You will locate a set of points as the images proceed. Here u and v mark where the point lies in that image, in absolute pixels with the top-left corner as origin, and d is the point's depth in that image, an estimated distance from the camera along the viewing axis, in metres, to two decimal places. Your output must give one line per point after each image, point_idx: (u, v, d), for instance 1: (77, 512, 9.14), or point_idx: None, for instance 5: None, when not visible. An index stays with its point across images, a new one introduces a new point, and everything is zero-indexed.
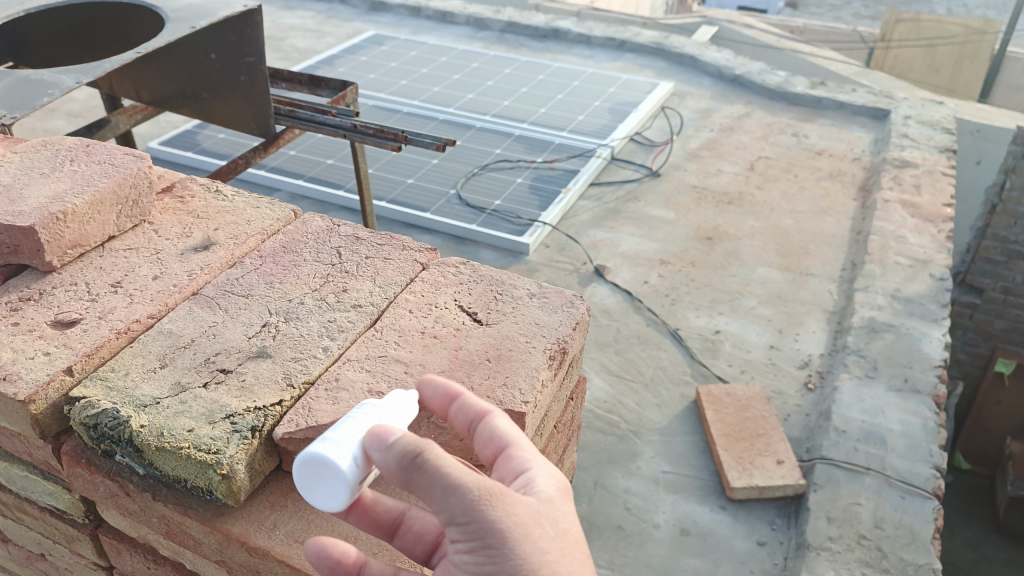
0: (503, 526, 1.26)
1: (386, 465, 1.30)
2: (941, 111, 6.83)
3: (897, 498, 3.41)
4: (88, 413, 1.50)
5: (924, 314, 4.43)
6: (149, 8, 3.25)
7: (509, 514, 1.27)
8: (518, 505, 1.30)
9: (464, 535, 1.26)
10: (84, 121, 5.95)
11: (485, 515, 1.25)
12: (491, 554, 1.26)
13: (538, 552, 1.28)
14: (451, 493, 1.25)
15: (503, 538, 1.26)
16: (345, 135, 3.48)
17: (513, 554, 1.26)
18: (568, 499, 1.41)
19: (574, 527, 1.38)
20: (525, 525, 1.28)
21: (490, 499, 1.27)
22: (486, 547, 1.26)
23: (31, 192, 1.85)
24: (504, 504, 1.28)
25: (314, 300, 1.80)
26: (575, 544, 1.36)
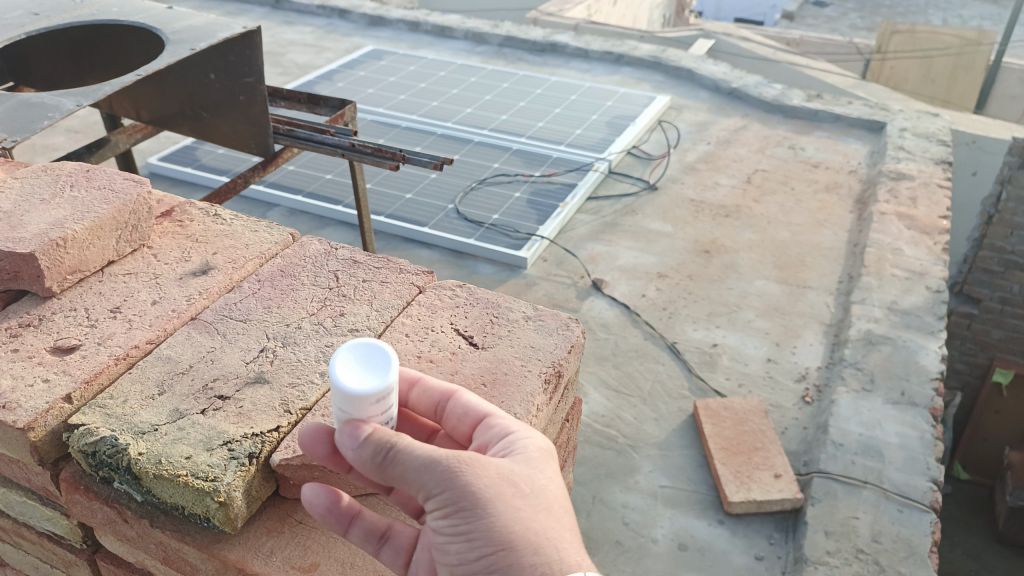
0: (477, 489, 1.35)
1: (360, 454, 1.36)
2: (937, 123, 6.86)
3: (895, 511, 3.42)
4: (87, 441, 1.52)
5: (920, 326, 4.45)
6: (149, 30, 3.30)
7: (481, 478, 1.36)
8: (490, 471, 1.38)
9: (440, 503, 1.35)
10: (84, 138, 5.98)
11: (458, 482, 1.34)
12: (465, 515, 1.35)
13: (510, 510, 1.37)
14: (424, 468, 1.33)
15: (476, 500, 1.34)
16: (342, 153, 3.51)
17: (485, 514, 1.35)
18: (547, 459, 1.50)
19: (552, 483, 1.46)
20: (497, 488, 1.37)
21: (462, 466, 1.35)
22: (460, 509, 1.35)
23: (32, 218, 1.88)
24: (476, 470, 1.36)
25: (311, 324, 1.82)
26: (549, 497, 1.44)
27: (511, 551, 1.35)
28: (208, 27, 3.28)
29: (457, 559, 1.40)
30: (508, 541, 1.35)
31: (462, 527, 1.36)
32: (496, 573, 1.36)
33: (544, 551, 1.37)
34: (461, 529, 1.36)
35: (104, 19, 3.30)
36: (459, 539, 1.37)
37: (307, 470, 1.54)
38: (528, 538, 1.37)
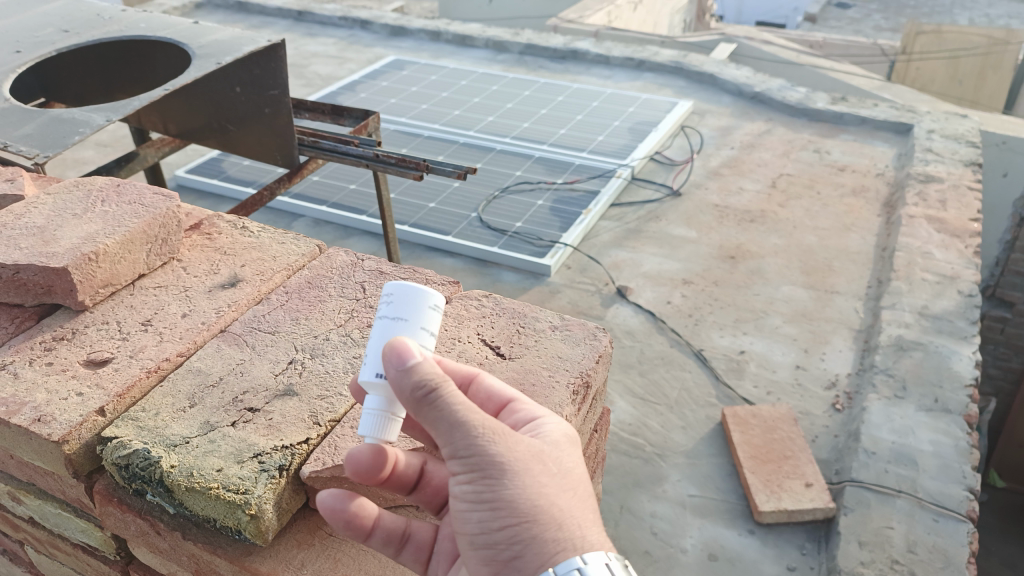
0: (504, 460, 1.33)
1: (400, 388, 1.33)
2: (966, 124, 6.75)
3: (930, 520, 3.35)
4: (120, 453, 1.53)
5: (953, 331, 4.36)
6: (176, 44, 3.34)
7: (510, 448, 1.34)
8: (519, 443, 1.36)
9: (466, 468, 1.34)
10: (113, 152, 6.08)
11: (485, 449, 1.33)
12: (490, 484, 1.33)
13: (535, 484, 1.35)
14: (456, 428, 1.32)
15: (502, 468, 1.33)
16: (366, 164, 3.53)
17: (510, 485, 1.33)
18: (574, 444, 1.48)
19: (578, 465, 1.44)
20: (525, 461, 1.35)
21: (492, 435, 1.33)
22: (486, 477, 1.33)
23: (64, 233, 1.90)
24: (507, 440, 1.35)
25: (339, 336, 1.83)
26: (576, 478, 1.42)
27: (532, 525, 1.33)
28: (233, 41, 3.31)
29: (477, 529, 1.36)
30: (530, 514, 1.33)
31: (485, 495, 1.34)
32: (516, 544, 1.33)
33: (566, 529, 1.34)
34: (484, 496, 1.34)
35: (133, 35, 3.35)
36: (481, 507, 1.35)
37: (337, 482, 1.53)
38: (551, 514, 1.34)
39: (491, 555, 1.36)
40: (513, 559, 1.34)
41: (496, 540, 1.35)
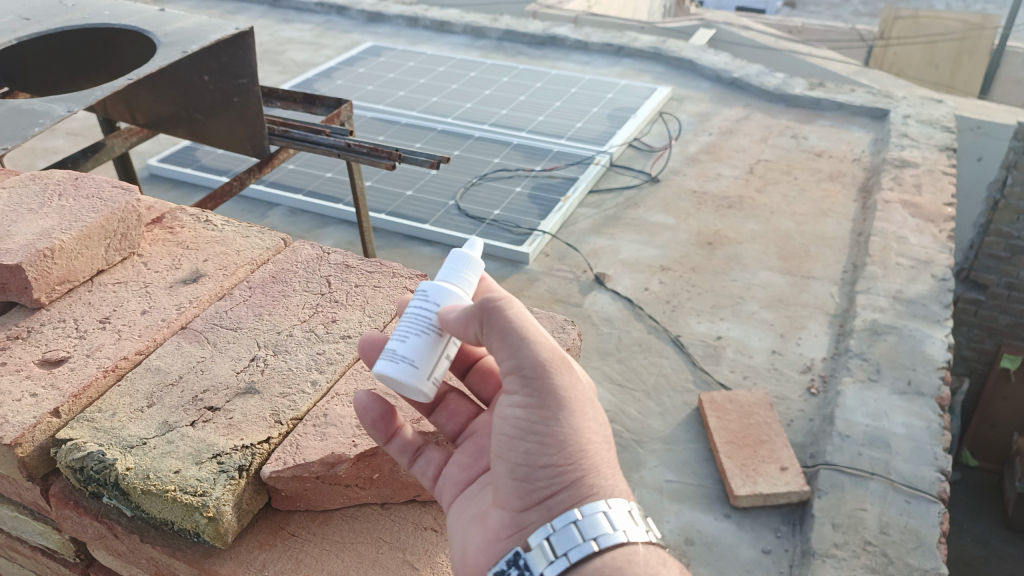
0: (565, 394, 1.36)
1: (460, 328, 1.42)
2: (941, 109, 6.78)
3: (902, 502, 3.38)
4: (75, 456, 1.50)
5: (926, 315, 4.40)
6: (139, 31, 3.25)
7: (572, 383, 1.37)
8: (578, 385, 1.39)
9: (528, 386, 1.36)
10: (84, 141, 5.97)
11: (551, 377, 1.35)
12: (545, 415, 1.35)
13: (584, 426, 1.37)
14: (531, 345, 1.35)
15: (562, 404, 1.35)
16: (338, 153, 3.48)
17: (563, 421, 1.36)
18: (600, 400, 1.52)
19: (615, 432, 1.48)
20: (582, 402, 1.38)
21: (558, 366, 1.36)
22: (545, 407, 1.35)
23: (19, 229, 1.85)
24: (571, 377, 1.38)
25: (303, 332, 1.80)
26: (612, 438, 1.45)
27: (575, 467, 1.36)
28: (200, 28, 3.25)
29: (520, 460, 1.37)
30: (577, 456, 1.36)
31: (538, 423, 1.36)
32: (555, 480, 1.36)
33: (602, 479, 1.36)
34: (536, 421, 1.36)
35: (98, 23, 3.28)
36: (529, 437, 1.36)
37: (299, 482, 1.52)
38: (594, 463, 1.37)
39: (525, 489, 1.37)
40: (548, 497, 1.36)
41: (536, 473, 1.36)
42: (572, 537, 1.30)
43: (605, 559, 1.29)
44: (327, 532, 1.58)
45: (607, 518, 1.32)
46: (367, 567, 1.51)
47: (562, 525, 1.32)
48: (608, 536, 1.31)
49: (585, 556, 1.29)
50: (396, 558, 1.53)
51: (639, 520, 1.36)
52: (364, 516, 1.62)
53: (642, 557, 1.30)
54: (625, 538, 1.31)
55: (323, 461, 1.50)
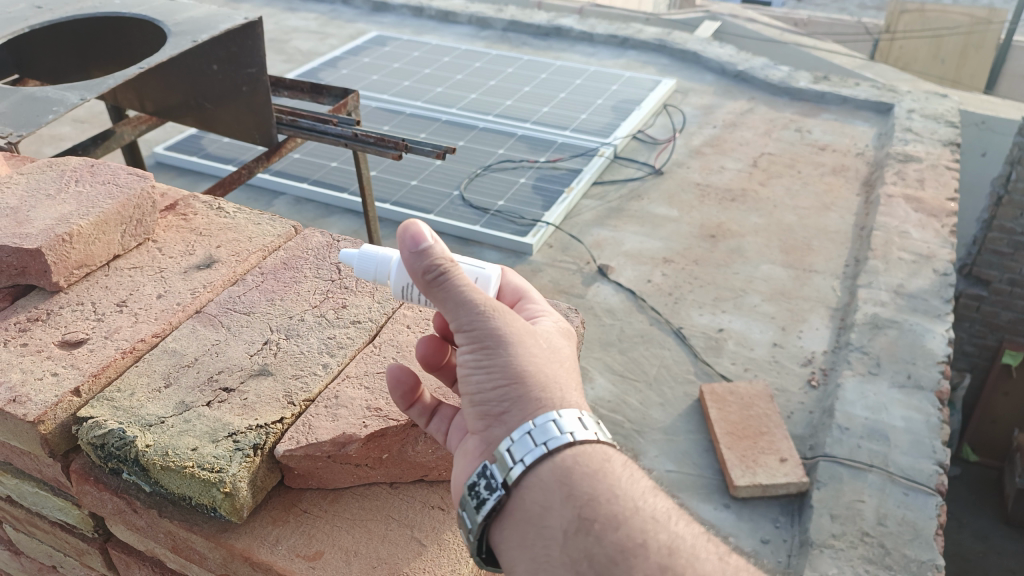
0: (503, 331, 1.36)
1: (412, 268, 1.35)
2: (946, 105, 6.80)
3: (900, 494, 3.43)
4: (96, 434, 1.55)
5: (927, 310, 4.44)
6: (150, 21, 3.29)
7: (509, 321, 1.37)
8: (516, 319, 1.39)
9: (466, 339, 1.36)
10: (90, 128, 6.01)
11: (484, 323, 1.35)
12: (489, 352, 1.35)
13: (527, 353, 1.36)
14: (461, 302, 1.35)
15: (501, 339, 1.35)
16: (346, 143, 3.51)
17: (506, 353, 1.35)
18: (569, 340, 1.51)
19: (571, 357, 1.47)
20: (522, 334, 1.37)
21: (492, 311, 1.36)
22: (485, 347, 1.35)
23: (38, 214, 1.90)
24: (507, 317, 1.38)
25: (314, 317, 1.85)
26: (564, 359, 1.44)
27: (523, 389, 1.34)
28: (210, 19, 3.28)
29: (477, 393, 1.37)
30: (520, 378, 1.34)
31: (482, 362, 1.35)
32: (509, 406, 1.34)
33: (551, 388, 1.35)
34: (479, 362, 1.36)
35: (108, 11, 3.31)
36: (479, 374, 1.36)
37: (311, 460, 1.57)
38: (544, 380, 1.36)
39: (484, 413, 1.37)
40: (503, 415, 1.35)
41: (489, 400, 1.37)
42: (526, 442, 1.31)
43: (556, 462, 1.30)
44: (337, 509, 1.63)
45: (557, 423, 1.31)
46: (376, 543, 1.56)
47: (517, 434, 1.32)
48: (557, 438, 1.31)
49: (539, 459, 1.30)
50: (404, 534, 1.58)
51: (589, 420, 1.36)
52: (374, 494, 1.67)
53: (591, 457, 1.31)
54: (573, 439, 1.31)
55: (334, 441, 1.55)
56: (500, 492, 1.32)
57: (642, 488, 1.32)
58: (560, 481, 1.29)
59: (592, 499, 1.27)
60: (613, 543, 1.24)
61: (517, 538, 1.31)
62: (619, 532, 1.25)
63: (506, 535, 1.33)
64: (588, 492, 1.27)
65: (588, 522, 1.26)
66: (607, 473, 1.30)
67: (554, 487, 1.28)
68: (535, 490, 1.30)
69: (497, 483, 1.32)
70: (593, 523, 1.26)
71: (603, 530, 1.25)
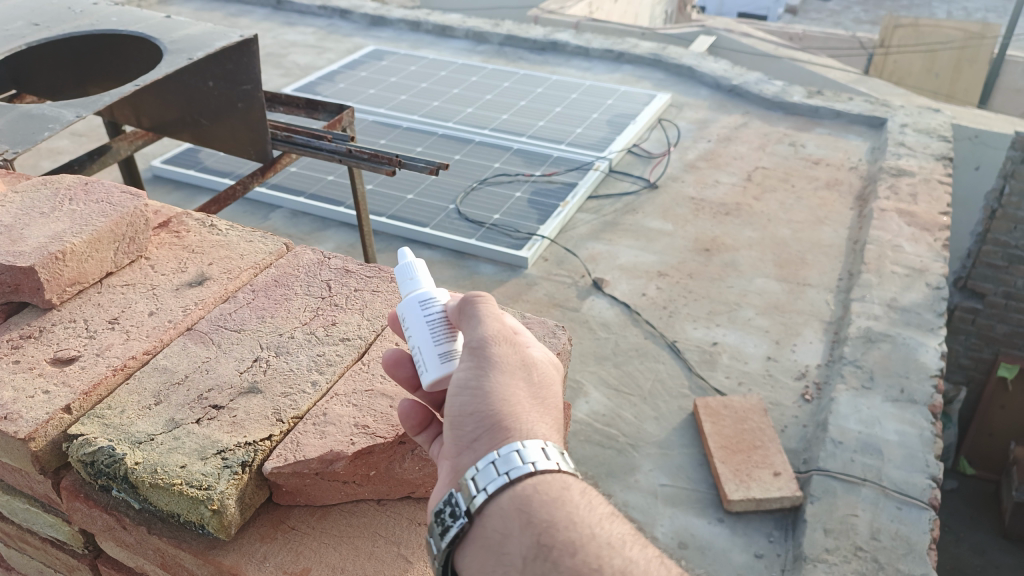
0: (500, 357, 1.43)
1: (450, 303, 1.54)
2: (938, 119, 6.85)
3: (893, 509, 3.44)
4: (86, 451, 1.57)
5: (920, 324, 4.46)
6: (147, 38, 3.32)
7: (507, 352, 1.44)
8: (513, 351, 1.45)
9: (469, 357, 1.44)
10: (88, 142, 6.04)
11: (483, 348, 1.43)
12: (478, 374, 1.41)
13: (513, 384, 1.41)
14: (481, 323, 1.46)
15: (493, 364, 1.42)
16: (340, 159, 3.52)
17: (494, 377, 1.41)
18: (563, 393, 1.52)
19: (558, 396, 1.48)
20: (514, 367, 1.43)
21: (499, 339, 1.45)
22: (479, 367, 1.42)
23: (32, 232, 1.92)
24: (510, 349, 1.45)
25: (304, 334, 1.87)
26: (548, 403, 1.45)
27: (495, 416, 1.37)
28: (206, 36, 3.31)
29: (457, 413, 1.42)
30: (498, 404, 1.38)
31: (467, 385, 1.42)
32: (479, 431, 1.37)
33: (521, 422, 1.37)
34: (469, 382, 1.42)
35: (106, 29, 3.34)
36: (463, 395, 1.42)
37: (299, 478, 1.59)
38: (518, 410, 1.38)
39: (458, 436, 1.40)
40: (472, 443, 1.37)
41: (464, 424, 1.40)
42: (488, 471, 1.32)
43: (515, 491, 1.30)
44: (325, 526, 1.64)
45: (518, 454, 1.32)
46: (362, 560, 1.57)
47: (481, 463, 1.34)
48: (518, 468, 1.31)
49: (500, 488, 1.31)
50: (390, 552, 1.60)
51: (557, 451, 1.35)
52: (362, 511, 1.69)
53: (551, 488, 1.30)
54: (534, 469, 1.31)
55: (321, 458, 1.56)
56: (462, 519, 1.33)
57: (600, 514, 1.30)
58: (519, 508, 1.28)
59: (551, 526, 1.25)
60: (569, 567, 1.21)
61: (480, 564, 1.30)
62: (575, 557, 1.22)
63: (469, 561, 1.33)
64: (546, 519, 1.26)
65: (546, 548, 1.24)
66: (565, 501, 1.28)
67: (514, 514, 1.28)
68: (497, 517, 1.30)
69: (460, 511, 1.33)
70: (552, 548, 1.23)
71: (560, 556, 1.23)
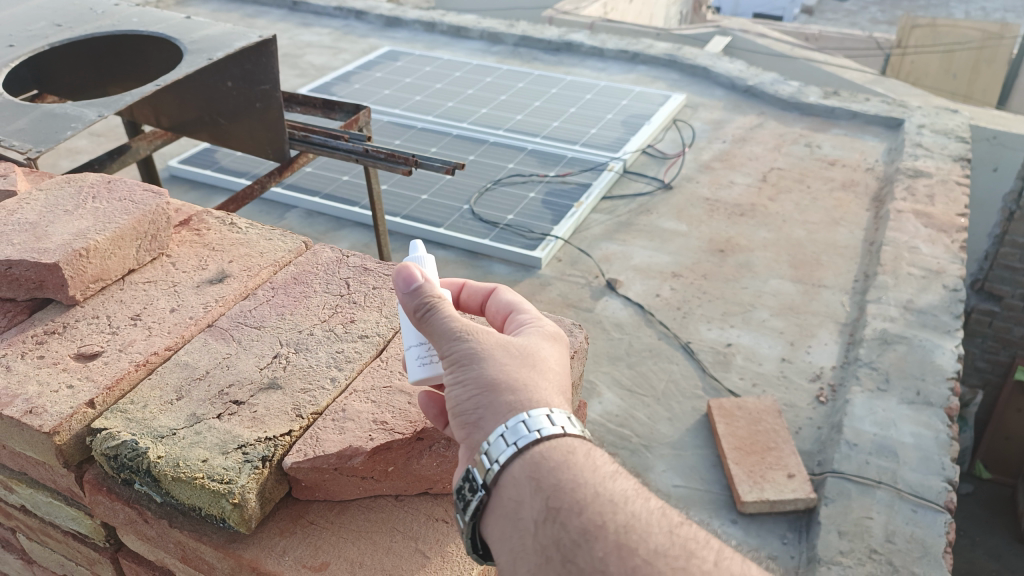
0: (476, 344, 1.43)
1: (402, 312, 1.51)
2: (956, 120, 6.80)
3: (909, 511, 3.43)
4: (110, 445, 1.59)
5: (937, 325, 4.43)
6: (167, 39, 3.36)
7: (483, 336, 1.45)
8: (489, 334, 1.46)
9: (446, 357, 1.45)
10: (107, 142, 6.11)
11: (456, 344, 1.44)
12: (464, 365, 1.42)
13: (501, 362, 1.42)
14: (442, 325, 1.45)
15: (472, 351, 1.43)
16: (356, 159, 3.55)
17: (479, 363, 1.42)
18: (556, 346, 1.53)
19: (554, 360, 1.49)
20: (496, 347, 1.44)
21: (469, 329, 1.45)
22: (461, 361, 1.43)
23: (56, 229, 1.95)
24: (482, 333, 1.45)
25: (323, 331, 1.88)
26: (543, 362, 1.46)
27: (493, 395, 1.39)
28: (226, 36, 3.34)
29: (458, 403, 1.43)
30: (492, 384, 1.40)
31: (457, 376, 1.43)
32: (483, 413, 1.39)
33: (519, 390, 1.38)
34: (456, 377, 1.43)
35: (126, 29, 3.38)
36: (458, 388, 1.43)
37: (318, 473, 1.60)
38: (514, 383, 1.40)
39: (464, 422, 1.42)
40: (478, 421, 1.39)
41: (467, 409, 1.42)
42: (499, 443, 1.35)
43: (526, 459, 1.33)
44: (343, 521, 1.65)
45: (524, 423, 1.35)
46: (381, 554, 1.59)
47: (491, 437, 1.37)
48: (525, 436, 1.34)
49: (511, 457, 1.33)
50: (409, 547, 1.61)
51: (564, 416, 1.38)
52: (380, 506, 1.70)
53: (559, 452, 1.33)
54: (540, 436, 1.33)
55: (340, 453, 1.58)
56: (480, 492, 1.36)
57: (607, 472, 1.33)
58: (530, 474, 1.32)
59: (559, 489, 1.29)
60: (577, 527, 1.25)
61: (498, 531, 1.35)
62: (582, 517, 1.26)
63: (490, 531, 1.38)
64: (554, 483, 1.30)
65: (555, 511, 1.28)
66: (571, 463, 1.32)
67: (524, 480, 1.32)
68: (509, 486, 1.33)
69: (477, 484, 1.36)
70: (560, 511, 1.27)
71: (568, 517, 1.27)
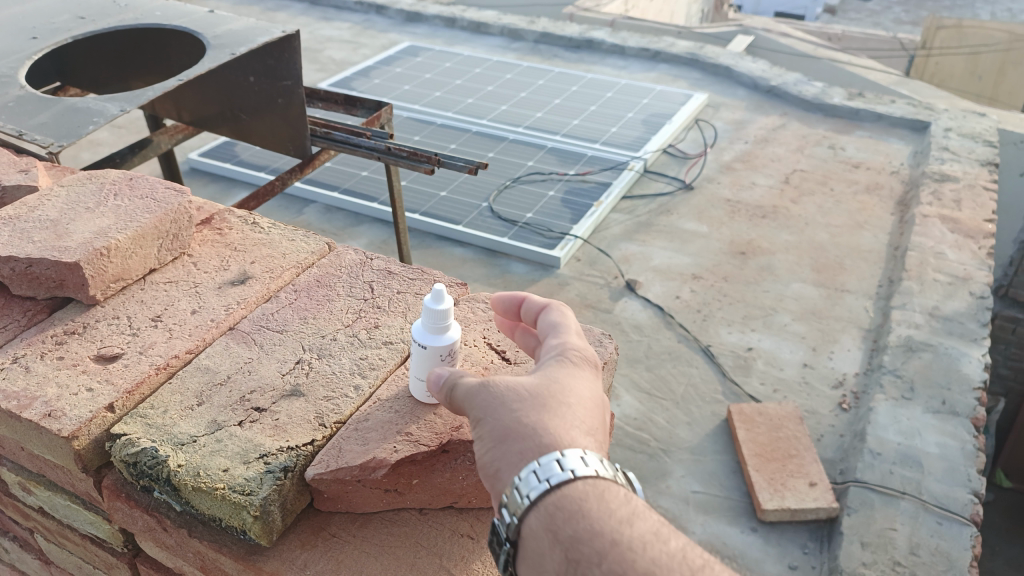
0: (490, 399, 1.40)
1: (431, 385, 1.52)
2: (983, 123, 6.67)
3: (933, 523, 3.34)
4: (129, 452, 1.55)
5: (963, 333, 4.33)
6: (190, 34, 3.33)
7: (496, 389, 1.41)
8: (502, 382, 1.42)
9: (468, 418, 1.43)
10: (127, 135, 6.11)
11: (476, 404, 1.42)
12: (481, 423, 1.39)
13: (515, 411, 1.36)
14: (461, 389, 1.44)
15: (486, 406, 1.40)
16: (378, 157, 3.49)
17: (492, 417, 1.38)
18: (581, 378, 1.44)
19: (577, 394, 1.40)
20: (510, 396, 1.39)
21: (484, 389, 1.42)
22: (478, 419, 1.40)
23: (77, 227, 1.92)
24: (495, 386, 1.42)
25: (347, 336, 1.84)
26: (560, 397, 1.38)
27: (507, 445, 1.34)
28: (249, 31, 3.29)
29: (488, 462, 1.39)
30: (505, 433, 1.35)
31: (479, 434, 1.40)
32: (502, 465, 1.34)
33: (530, 436, 1.32)
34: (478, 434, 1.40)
35: (150, 24, 3.35)
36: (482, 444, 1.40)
37: (341, 485, 1.56)
38: (527, 430, 1.33)
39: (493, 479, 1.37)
40: (498, 474, 1.34)
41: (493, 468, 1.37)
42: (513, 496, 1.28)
43: (540, 510, 1.25)
44: (366, 535, 1.61)
45: (536, 471, 1.27)
46: (404, 571, 1.54)
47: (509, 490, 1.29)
48: (537, 485, 1.26)
49: (527, 509, 1.26)
50: (433, 564, 1.56)
51: (577, 456, 1.28)
52: (403, 520, 1.65)
53: (574, 497, 1.23)
54: (551, 483, 1.25)
55: (365, 465, 1.54)
56: (507, 546, 1.29)
57: (624, 512, 1.22)
58: (544, 525, 1.23)
59: (576, 539, 1.20)
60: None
61: None
62: (600, 566, 1.17)
63: None
64: (569, 533, 1.21)
65: (574, 564, 1.18)
66: (586, 509, 1.22)
67: (542, 533, 1.23)
68: (528, 539, 1.25)
69: (502, 538, 1.29)
70: (578, 564, 1.18)
71: (587, 569, 1.17)
